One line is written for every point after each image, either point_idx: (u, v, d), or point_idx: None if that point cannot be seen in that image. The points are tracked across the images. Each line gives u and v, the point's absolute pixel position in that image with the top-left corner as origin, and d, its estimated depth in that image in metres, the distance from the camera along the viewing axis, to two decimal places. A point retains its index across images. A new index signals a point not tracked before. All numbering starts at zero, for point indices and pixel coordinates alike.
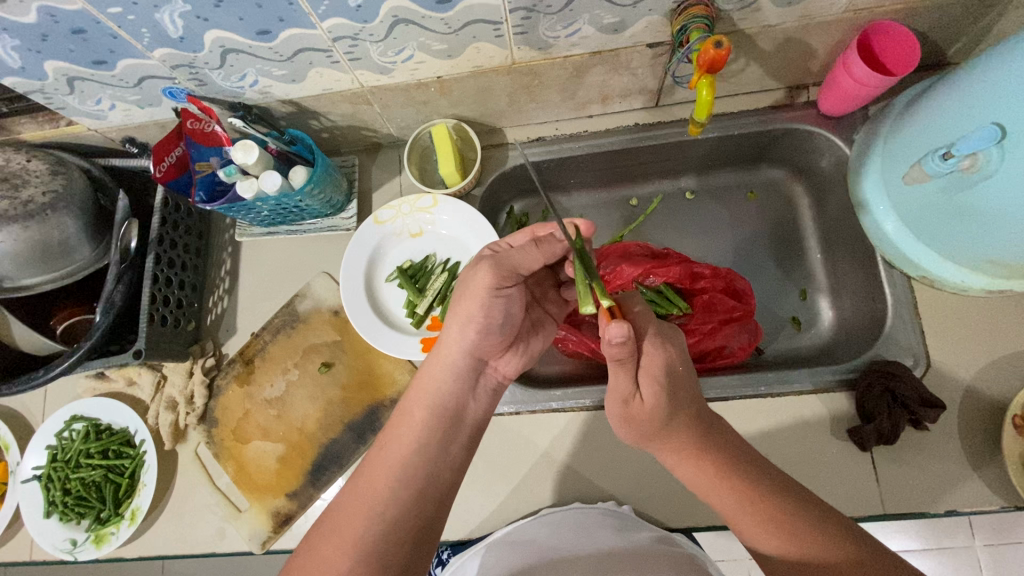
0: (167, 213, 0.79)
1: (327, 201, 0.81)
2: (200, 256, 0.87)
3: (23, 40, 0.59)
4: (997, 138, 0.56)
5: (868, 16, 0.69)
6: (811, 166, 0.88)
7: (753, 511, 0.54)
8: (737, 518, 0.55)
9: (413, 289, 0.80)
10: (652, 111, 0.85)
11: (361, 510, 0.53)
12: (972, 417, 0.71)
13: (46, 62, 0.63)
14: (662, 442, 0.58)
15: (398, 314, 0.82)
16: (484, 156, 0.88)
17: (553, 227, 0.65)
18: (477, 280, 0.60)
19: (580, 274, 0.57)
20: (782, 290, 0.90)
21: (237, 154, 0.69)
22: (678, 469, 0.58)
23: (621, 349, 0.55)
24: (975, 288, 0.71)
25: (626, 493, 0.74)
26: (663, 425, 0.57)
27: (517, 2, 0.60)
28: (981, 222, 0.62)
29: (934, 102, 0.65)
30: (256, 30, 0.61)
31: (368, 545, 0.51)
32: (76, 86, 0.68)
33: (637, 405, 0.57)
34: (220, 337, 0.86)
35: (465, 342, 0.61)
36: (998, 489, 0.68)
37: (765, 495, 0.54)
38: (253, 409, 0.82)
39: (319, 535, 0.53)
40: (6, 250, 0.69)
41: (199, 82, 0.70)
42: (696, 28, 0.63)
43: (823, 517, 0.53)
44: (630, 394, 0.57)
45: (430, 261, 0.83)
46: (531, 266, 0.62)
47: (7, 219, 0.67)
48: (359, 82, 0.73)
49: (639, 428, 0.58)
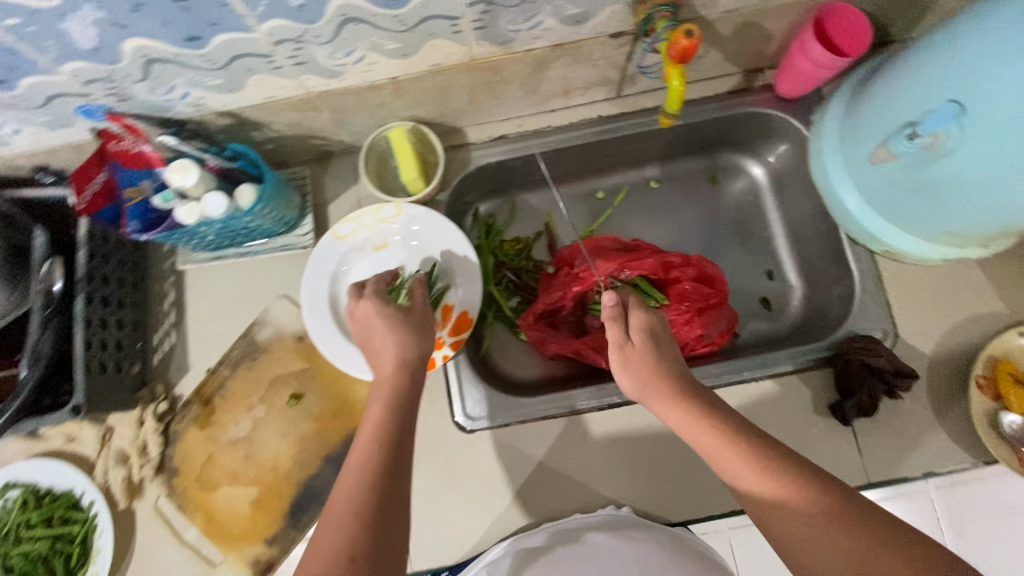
0: (93, 245, 0.71)
1: (279, 219, 0.74)
2: (139, 289, 0.78)
3: None
4: (958, 115, 0.57)
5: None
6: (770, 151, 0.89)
7: (748, 455, 0.51)
8: (730, 464, 0.51)
9: None
10: (615, 101, 0.83)
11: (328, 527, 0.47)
12: (940, 381, 0.74)
13: None
14: (663, 395, 0.58)
15: None
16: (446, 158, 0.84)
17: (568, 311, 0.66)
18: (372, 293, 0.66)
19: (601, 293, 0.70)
20: (752, 273, 0.91)
21: (172, 176, 0.63)
22: (671, 418, 0.57)
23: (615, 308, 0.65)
24: (933, 258, 0.74)
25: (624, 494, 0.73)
26: (657, 365, 0.60)
27: None
28: (942, 197, 0.64)
29: (888, 80, 0.67)
30: (184, 36, 0.54)
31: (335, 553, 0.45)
32: None
33: (630, 350, 0.61)
34: (170, 377, 0.78)
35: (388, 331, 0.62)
36: (966, 445, 0.72)
37: (760, 448, 0.51)
38: (217, 452, 0.75)
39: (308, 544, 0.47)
40: None
41: (120, 97, 0.61)
42: (662, 16, 0.61)
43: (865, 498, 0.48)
44: (623, 340, 0.63)
45: None
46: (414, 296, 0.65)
47: None
48: (305, 87, 0.67)
49: (638, 371, 0.60)
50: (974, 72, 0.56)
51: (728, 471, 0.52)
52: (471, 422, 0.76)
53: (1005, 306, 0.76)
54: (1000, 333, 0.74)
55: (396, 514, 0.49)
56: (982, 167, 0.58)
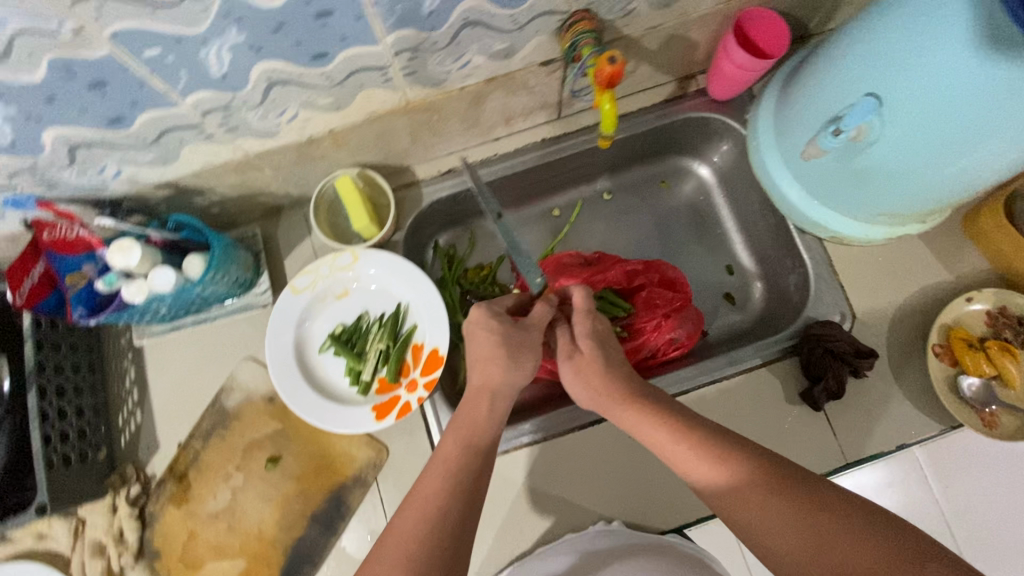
0: (42, 334, 0.68)
1: (233, 282, 0.73)
2: (96, 372, 0.76)
3: None
4: (876, 108, 0.59)
5: (738, 7, 0.73)
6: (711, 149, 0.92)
7: (703, 454, 0.51)
8: (686, 463, 0.52)
9: (351, 354, 0.75)
10: (556, 123, 0.84)
11: None
12: (899, 354, 0.77)
13: None
14: (624, 406, 0.58)
15: (341, 384, 0.76)
16: (399, 198, 0.84)
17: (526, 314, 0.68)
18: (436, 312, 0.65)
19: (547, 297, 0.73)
20: (711, 270, 0.93)
21: (115, 258, 0.61)
22: (631, 426, 0.57)
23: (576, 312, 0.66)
24: (877, 239, 0.77)
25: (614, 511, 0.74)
26: (607, 371, 0.61)
27: (401, 46, 0.57)
28: (875, 182, 0.67)
29: (811, 77, 0.69)
30: (106, 118, 0.53)
31: None
32: None
33: (579, 357, 0.63)
34: (140, 457, 0.75)
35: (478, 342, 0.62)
36: (931, 412, 0.75)
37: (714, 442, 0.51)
38: (198, 528, 0.73)
39: None
40: None
41: (48, 184, 0.59)
42: (586, 43, 0.62)
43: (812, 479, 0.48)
44: (572, 350, 0.64)
45: (364, 320, 0.78)
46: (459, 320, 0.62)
47: None
48: (243, 150, 0.66)
49: (593, 385, 0.60)
50: (887, 67, 0.58)
51: (686, 471, 0.52)
52: None
53: (947, 275, 0.79)
54: (948, 302, 0.77)
55: (465, 540, 0.50)
56: (906, 152, 0.61)
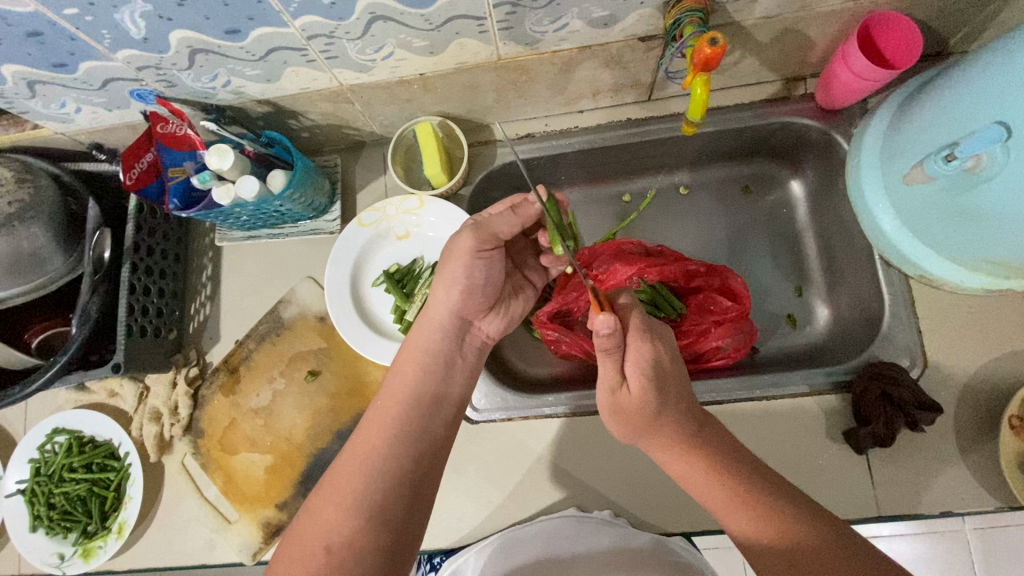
0: (142, 218, 0.76)
1: (308, 204, 0.78)
2: (180, 261, 0.84)
3: (43, 49, 0.58)
4: (1002, 138, 0.53)
5: None
6: (793, 151, 0.86)
7: (740, 508, 0.52)
8: (717, 504, 0.54)
9: None
10: (644, 105, 0.82)
11: (382, 433, 0.57)
12: (965, 405, 0.70)
13: (81, 63, 0.60)
14: (654, 435, 0.58)
15: None
16: (365, 150, 0.86)
17: (398, 277, 0.80)
18: (461, 245, 0.64)
19: (395, 292, 0.78)
20: (777, 287, 0.87)
21: (210, 159, 0.66)
22: (653, 450, 0.59)
23: (609, 340, 0.58)
24: (973, 288, 0.69)
25: (609, 474, 0.75)
26: (430, 391, 0.61)
27: None
28: (979, 221, 0.60)
29: (960, 74, 0.60)
30: (224, 29, 0.57)
31: (369, 490, 0.53)
32: (109, 87, 0.66)
33: None
34: (203, 345, 0.84)
35: (451, 303, 0.65)
36: (985, 485, 0.67)
37: (739, 478, 0.54)
38: (238, 418, 0.80)
39: (318, 504, 0.53)
40: (36, 250, 0.68)
41: (168, 83, 0.66)
42: (690, 21, 0.60)
43: (763, 511, 0.51)
44: None
45: None
46: (510, 232, 0.66)
47: (50, 247, 0.70)
48: (338, 80, 0.69)
49: (631, 418, 0.58)
50: (1005, 91, 0.54)
51: (662, 457, 0.58)
52: (476, 413, 0.78)
53: None
54: None
55: (409, 456, 0.56)
56: None
